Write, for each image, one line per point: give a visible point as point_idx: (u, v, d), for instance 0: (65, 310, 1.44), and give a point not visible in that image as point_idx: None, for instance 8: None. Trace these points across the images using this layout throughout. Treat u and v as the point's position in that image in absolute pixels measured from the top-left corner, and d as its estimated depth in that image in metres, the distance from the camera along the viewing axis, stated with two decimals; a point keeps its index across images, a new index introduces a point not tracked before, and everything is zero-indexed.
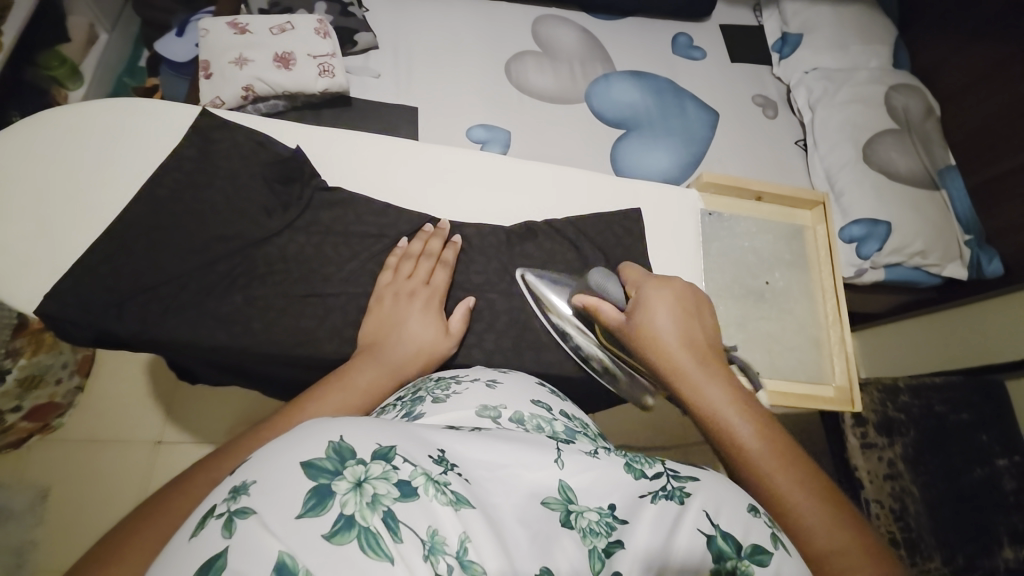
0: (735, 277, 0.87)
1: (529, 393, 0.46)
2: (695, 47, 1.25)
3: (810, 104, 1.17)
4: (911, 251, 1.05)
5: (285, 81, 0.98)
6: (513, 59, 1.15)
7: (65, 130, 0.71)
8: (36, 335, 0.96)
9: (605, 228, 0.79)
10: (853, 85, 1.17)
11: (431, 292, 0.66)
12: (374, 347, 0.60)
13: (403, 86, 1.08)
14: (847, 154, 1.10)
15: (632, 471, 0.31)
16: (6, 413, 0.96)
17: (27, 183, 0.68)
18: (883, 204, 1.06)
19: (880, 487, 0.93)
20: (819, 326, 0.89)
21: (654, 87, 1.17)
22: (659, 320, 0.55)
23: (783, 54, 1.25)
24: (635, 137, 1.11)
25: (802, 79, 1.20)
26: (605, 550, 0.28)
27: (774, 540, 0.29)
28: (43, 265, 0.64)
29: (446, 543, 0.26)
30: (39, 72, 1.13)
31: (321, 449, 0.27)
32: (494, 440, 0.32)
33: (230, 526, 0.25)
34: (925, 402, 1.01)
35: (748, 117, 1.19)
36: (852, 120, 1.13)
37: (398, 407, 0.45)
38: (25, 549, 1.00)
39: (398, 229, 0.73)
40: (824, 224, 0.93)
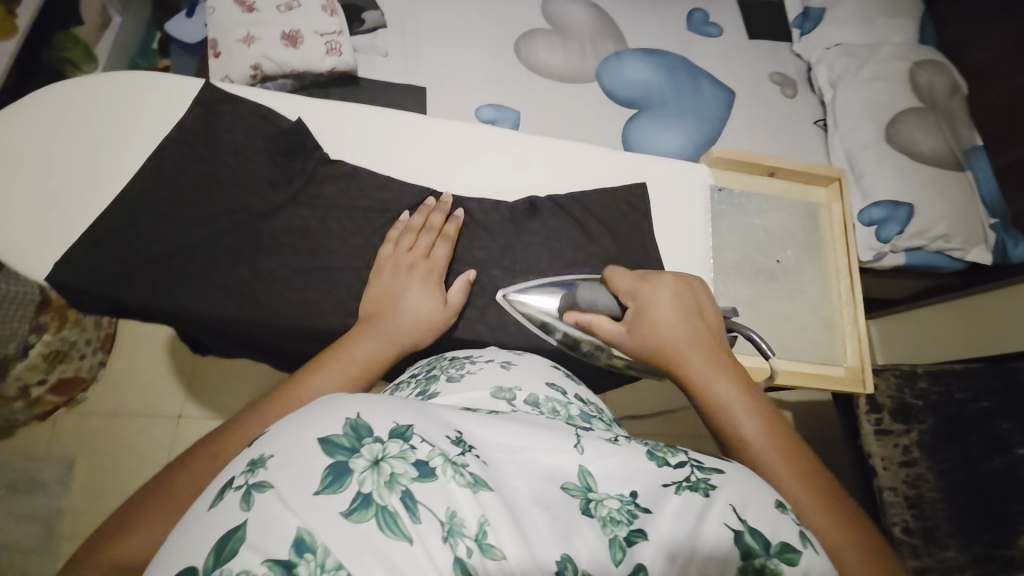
0: (745, 255, 0.86)
1: (542, 375, 0.45)
2: (710, 23, 1.21)
3: (831, 82, 1.13)
4: (934, 234, 1.02)
5: (292, 60, 0.97)
6: (524, 37, 1.12)
7: (71, 101, 0.70)
8: (61, 312, 0.99)
9: (610, 205, 0.78)
10: (876, 61, 1.13)
11: (431, 264, 0.66)
12: (375, 314, 0.60)
13: (411, 64, 1.06)
14: (869, 135, 1.06)
15: (655, 459, 0.31)
16: (32, 385, 1.00)
17: (35, 156, 0.67)
18: (906, 185, 1.03)
19: (896, 475, 0.93)
20: (831, 306, 0.88)
21: (667, 65, 1.13)
22: (663, 321, 0.53)
23: (805, 29, 1.20)
24: (647, 117, 1.08)
25: (823, 56, 1.16)
26: (627, 540, 0.28)
27: (804, 539, 0.28)
28: (59, 234, 0.64)
29: (464, 526, 0.26)
30: (54, 55, 1.12)
31: (338, 424, 0.27)
32: (514, 424, 0.32)
33: (248, 499, 0.26)
34: (943, 388, 0.98)
35: (765, 95, 1.15)
36: (875, 99, 1.09)
37: (413, 385, 0.45)
38: (55, 517, 1.04)
39: (403, 204, 0.72)
40: (840, 202, 0.90)
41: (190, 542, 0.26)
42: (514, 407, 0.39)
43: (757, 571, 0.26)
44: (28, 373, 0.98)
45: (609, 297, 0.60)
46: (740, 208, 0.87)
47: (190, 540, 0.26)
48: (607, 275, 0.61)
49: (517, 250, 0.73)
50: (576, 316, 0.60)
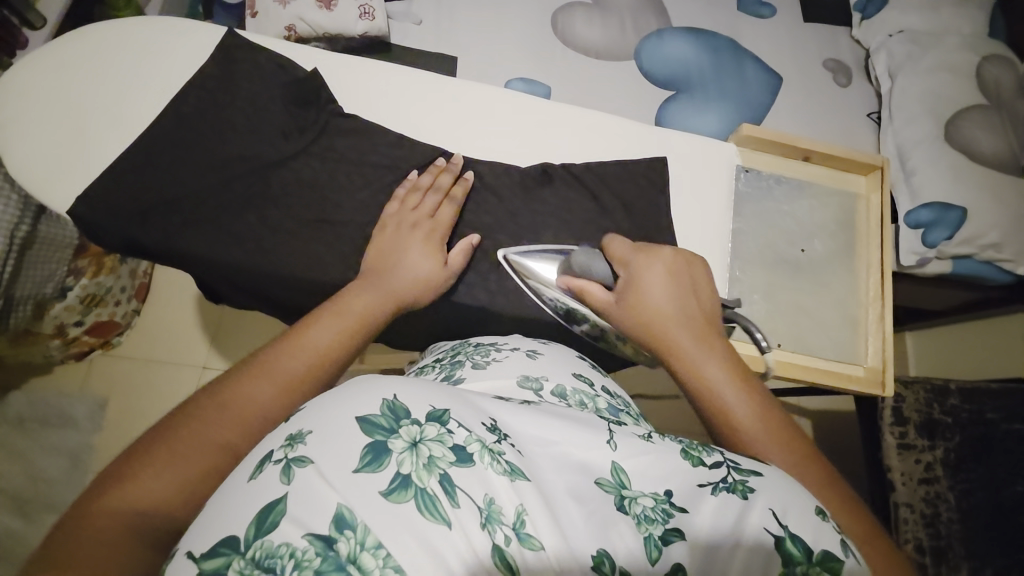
0: (768, 243, 0.83)
1: (569, 365, 0.46)
2: (763, 3, 1.15)
3: (890, 71, 1.08)
4: (984, 242, 0.98)
5: (326, 23, 0.96)
6: (563, 9, 1.08)
7: (102, 44, 0.71)
8: (99, 258, 1.01)
9: (628, 178, 0.76)
10: (940, 52, 1.06)
11: (434, 225, 0.65)
12: (374, 270, 0.60)
13: (444, 33, 1.03)
14: (925, 130, 1.01)
15: (689, 458, 0.32)
16: (70, 326, 1.03)
17: (67, 97, 0.68)
18: (958, 187, 0.98)
19: (913, 491, 0.91)
20: (858, 304, 0.84)
21: (711, 45, 1.09)
22: (652, 295, 0.54)
23: (867, 14, 1.13)
24: (684, 99, 1.04)
25: (885, 42, 1.10)
26: (662, 538, 0.28)
27: (845, 548, 0.28)
28: (86, 171, 0.65)
29: (502, 514, 0.27)
30: (106, 13, 1.09)
31: (376, 405, 0.29)
32: (546, 417, 0.33)
33: (288, 473, 0.27)
34: (975, 407, 0.96)
35: (814, 82, 1.10)
36: (936, 90, 1.03)
37: (438, 369, 0.46)
38: (84, 451, 1.10)
39: (413, 162, 0.71)
40: (879, 193, 0.87)
41: (230, 511, 0.26)
42: (541, 398, 0.39)
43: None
44: (66, 314, 1.01)
45: (603, 263, 0.60)
46: (785, 199, 0.85)
47: (229, 508, 0.26)
48: (604, 242, 0.61)
49: (521, 218, 0.71)
50: (568, 280, 0.60)
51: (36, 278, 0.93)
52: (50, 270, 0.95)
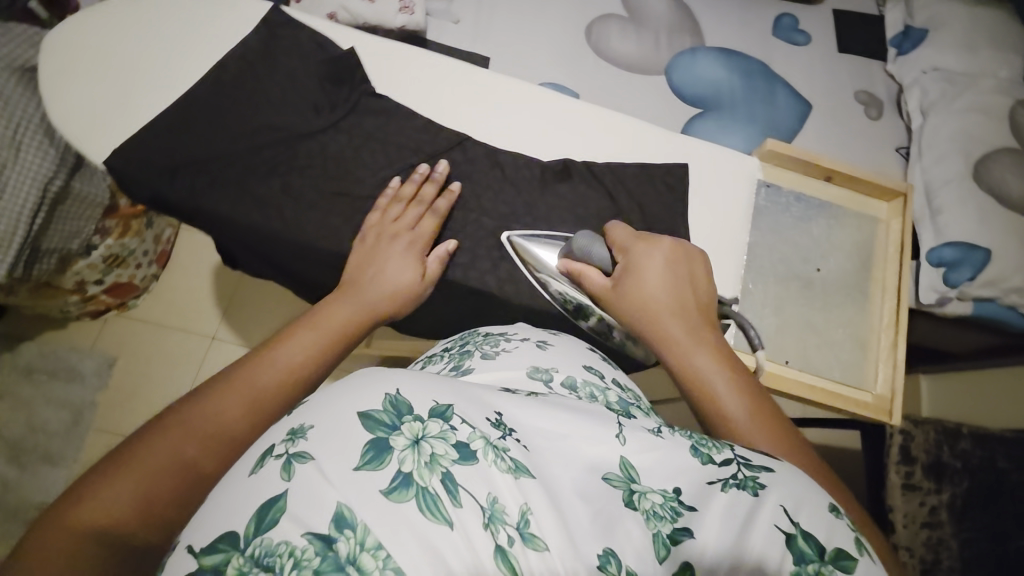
0: (783, 258, 0.83)
1: (579, 356, 0.45)
2: (799, 30, 1.15)
3: (921, 108, 1.07)
4: (1008, 286, 0.96)
5: (366, 13, 0.96)
6: (599, 20, 1.09)
7: (151, 10, 0.73)
8: (127, 220, 1.03)
9: (646, 181, 0.74)
10: (975, 93, 1.06)
11: (416, 236, 0.63)
12: (350, 282, 0.58)
13: (480, 33, 1.05)
14: (954, 169, 1.01)
15: (699, 455, 0.31)
16: (89, 284, 1.05)
17: (110, 55, 0.70)
18: (984, 228, 0.97)
19: (914, 534, 0.89)
20: (869, 328, 0.83)
21: (742, 67, 1.09)
22: (652, 284, 0.54)
23: (903, 50, 1.13)
24: (711, 118, 1.04)
25: (919, 79, 1.09)
26: (671, 537, 0.28)
27: (860, 546, 0.28)
28: (121, 127, 0.67)
29: (506, 513, 0.27)
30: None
31: (378, 401, 0.28)
32: (554, 409, 0.32)
33: (288, 469, 0.26)
34: (987, 453, 0.94)
35: (844, 113, 1.09)
36: (967, 130, 1.03)
37: (446, 359, 0.46)
38: (86, 407, 1.11)
39: (436, 146, 0.71)
40: (900, 219, 0.86)
41: (230, 502, 0.26)
42: (551, 389, 0.39)
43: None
44: (88, 271, 1.03)
45: (603, 247, 0.60)
46: (802, 228, 0.85)
47: (229, 502, 0.26)
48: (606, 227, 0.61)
49: (538, 210, 0.70)
50: (567, 262, 0.61)
51: (63, 233, 0.92)
52: (77, 227, 0.95)
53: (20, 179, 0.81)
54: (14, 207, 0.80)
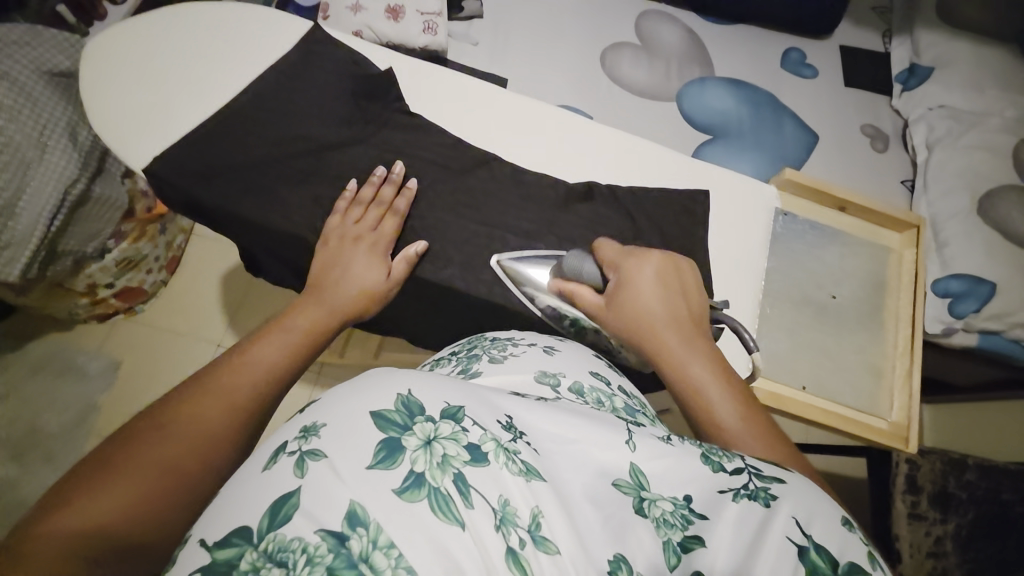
0: (798, 286, 0.84)
1: (586, 363, 0.46)
2: (807, 64, 1.19)
3: (928, 143, 1.10)
4: (1014, 321, 0.97)
5: (391, 32, 1.01)
6: (612, 48, 1.13)
7: (189, 23, 0.77)
8: (142, 225, 1.07)
9: (663, 208, 0.75)
10: (981, 130, 1.08)
11: (377, 238, 0.64)
12: (314, 287, 0.59)
13: (501, 56, 1.09)
14: (959, 204, 1.03)
15: (710, 463, 0.31)
16: (101, 288, 1.08)
17: (147, 63, 0.73)
18: (991, 262, 0.98)
19: (920, 563, 0.88)
20: (884, 355, 0.84)
21: (751, 98, 1.12)
22: (646, 296, 0.55)
23: (908, 86, 1.16)
24: (720, 145, 1.06)
25: (925, 115, 1.12)
26: (682, 545, 0.28)
27: (872, 560, 0.28)
28: (159, 134, 0.69)
29: (517, 516, 0.27)
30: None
31: (390, 400, 0.29)
32: (563, 414, 0.33)
33: (302, 466, 0.27)
34: (990, 482, 0.92)
35: (851, 146, 1.12)
36: (973, 167, 1.05)
37: (454, 361, 0.46)
38: (87, 409, 1.12)
39: (461, 163, 0.73)
40: (913, 250, 0.88)
41: (244, 498, 0.27)
42: (559, 393, 0.40)
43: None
44: (100, 274, 1.05)
45: (593, 266, 0.61)
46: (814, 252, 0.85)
47: (243, 497, 0.27)
48: (595, 245, 0.62)
49: (554, 229, 0.71)
50: (560, 283, 0.62)
51: (83, 233, 0.96)
52: (97, 229, 0.98)
53: (42, 180, 0.85)
54: (34, 208, 0.84)
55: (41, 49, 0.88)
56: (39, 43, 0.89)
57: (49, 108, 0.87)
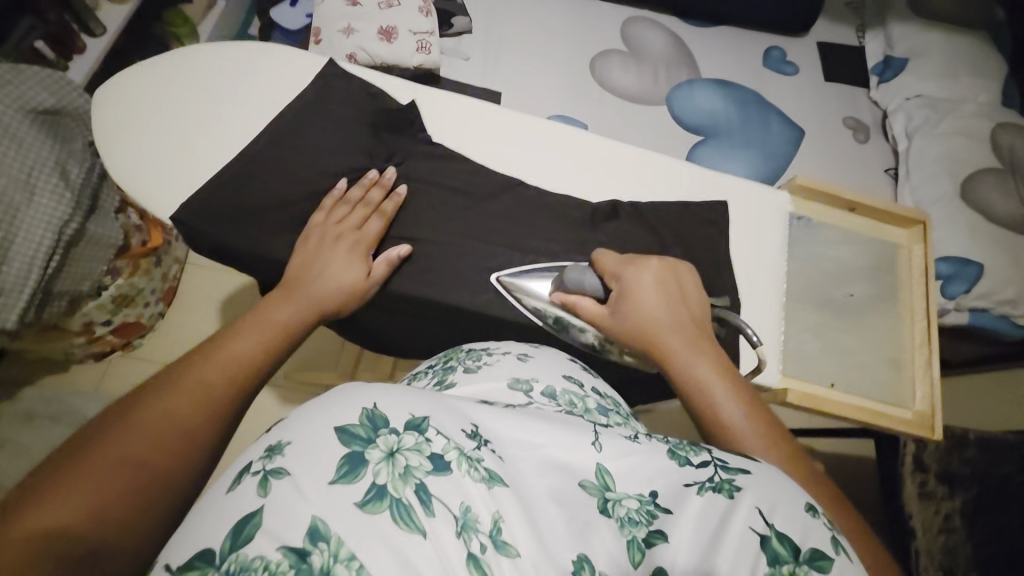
0: (817, 286, 0.82)
1: (559, 366, 0.45)
2: (788, 62, 1.20)
3: (907, 132, 1.11)
4: (1001, 298, 0.98)
5: (384, 53, 1.00)
6: (600, 56, 1.14)
7: (183, 58, 0.78)
8: (137, 260, 1.04)
9: (686, 220, 0.75)
10: (957, 117, 1.10)
11: (360, 236, 0.64)
12: (291, 282, 0.58)
13: (492, 70, 1.10)
14: (943, 188, 1.04)
15: (676, 458, 0.31)
16: (98, 325, 1.06)
17: (142, 100, 0.74)
18: (977, 244, 1.00)
19: (932, 539, 0.87)
20: (904, 347, 0.84)
21: (737, 97, 1.13)
22: (649, 303, 0.55)
23: (884, 77, 1.18)
24: (712, 145, 1.08)
25: (903, 105, 1.13)
26: (645, 540, 0.28)
27: (836, 545, 0.28)
28: (182, 182, 0.70)
29: (479, 521, 0.27)
30: (164, 28, 1.20)
31: (355, 415, 0.28)
32: (529, 419, 0.32)
33: (265, 485, 0.27)
34: (989, 456, 0.91)
35: (833, 139, 1.13)
36: (952, 153, 1.06)
37: (429, 375, 0.46)
38: None
39: (486, 188, 0.73)
40: (921, 245, 0.87)
41: (208, 522, 0.27)
42: (531, 399, 0.39)
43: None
44: (96, 312, 1.03)
45: (595, 277, 0.61)
46: (816, 236, 0.84)
47: (208, 519, 0.27)
48: (594, 258, 0.61)
49: (540, 232, 0.71)
50: (560, 295, 0.62)
51: (76, 275, 0.91)
52: (89, 268, 0.93)
53: (33, 223, 0.78)
54: (25, 255, 0.77)
55: (24, 86, 0.81)
56: (21, 80, 0.81)
57: (35, 149, 0.79)
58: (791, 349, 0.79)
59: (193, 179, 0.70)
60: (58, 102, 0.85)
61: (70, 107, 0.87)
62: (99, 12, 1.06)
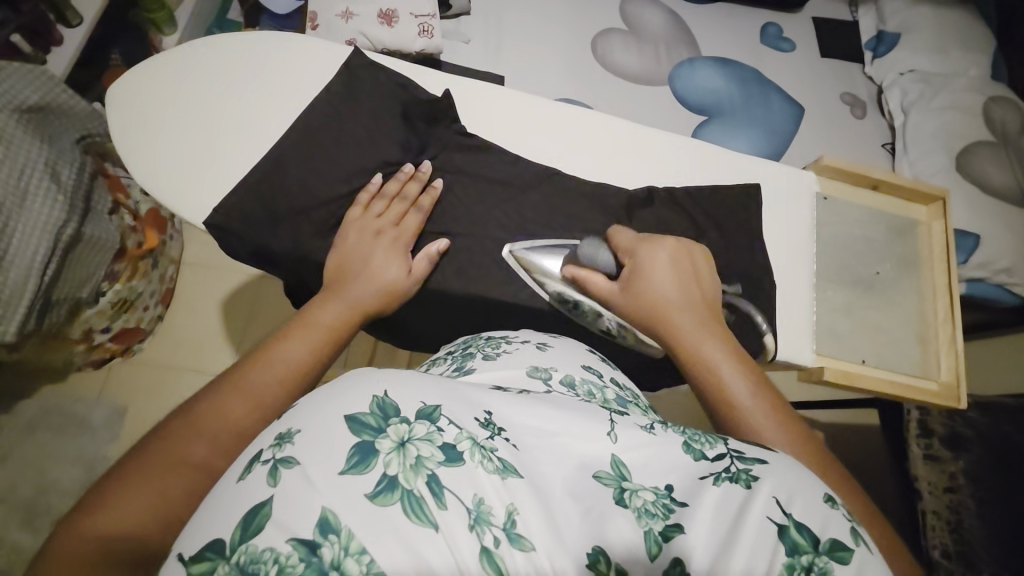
0: (844, 263, 0.82)
1: (578, 357, 0.44)
2: (784, 39, 1.18)
3: (903, 107, 1.10)
4: (996, 267, 1.00)
5: (387, 37, 0.97)
6: (601, 36, 1.11)
7: (201, 48, 0.73)
8: (134, 262, 1.00)
9: (723, 204, 0.74)
10: (951, 91, 1.09)
11: (398, 233, 0.62)
12: (335, 281, 0.58)
13: (493, 53, 1.07)
14: (939, 162, 1.04)
15: (691, 451, 0.31)
16: (97, 332, 1.01)
17: (161, 95, 0.70)
18: (973, 214, 1.01)
19: (940, 498, 0.88)
20: (925, 323, 0.84)
21: (738, 76, 1.12)
22: (661, 280, 0.54)
23: (878, 53, 1.17)
24: (716, 126, 1.07)
25: (897, 81, 1.12)
26: (662, 534, 0.27)
27: (855, 536, 0.27)
28: (211, 183, 0.67)
29: (492, 514, 0.26)
30: (140, 14, 1.16)
31: (365, 403, 0.27)
32: (545, 407, 0.32)
33: (275, 474, 0.26)
34: (989, 419, 0.93)
35: (832, 115, 1.12)
36: (948, 127, 1.06)
37: (449, 360, 0.45)
38: (97, 463, 1.07)
39: (524, 180, 0.70)
40: (941, 221, 0.86)
41: (218, 511, 0.26)
42: (550, 387, 0.38)
43: (805, 569, 0.26)
44: (96, 318, 0.98)
45: (608, 254, 0.60)
46: (839, 216, 0.83)
47: (217, 510, 0.26)
48: (608, 234, 0.61)
49: (558, 214, 0.69)
50: (571, 270, 0.61)
51: (75, 279, 0.86)
52: (87, 273, 0.88)
53: (27, 228, 0.71)
54: (22, 263, 0.71)
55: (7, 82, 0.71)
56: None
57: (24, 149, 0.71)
58: (823, 329, 0.79)
59: (209, 176, 0.67)
60: (42, 97, 0.75)
61: (55, 102, 0.77)
62: None
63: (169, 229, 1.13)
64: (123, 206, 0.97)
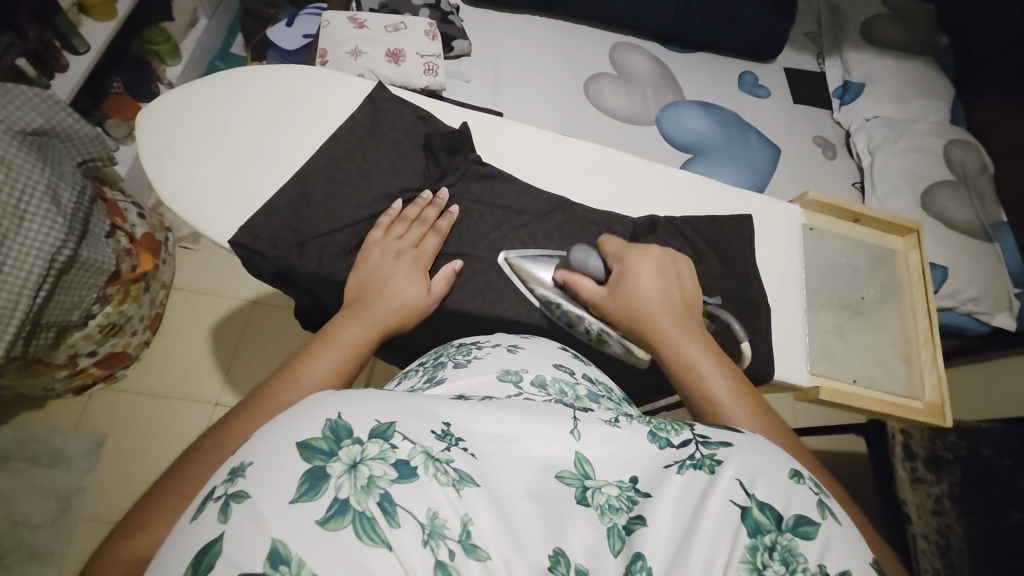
0: (835, 289, 0.84)
1: (549, 356, 0.44)
2: (760, 85, 1.26)
3: (869, 149, 1.17)
4: (964, 297, 1.06)
5: (392, 74, 1.02)
6: (592, 80, 1.18)
7: (213, 80, 0.76)
8: (126, 286, 0.98)
9: (717, 231, 0.77)
10: (913, 135, 1.17)
11: (419, 254, 0.63)
12: (356, 301, 0.57)
13: (490, 91, 1.12)
14: (904, 201, 1.10)
15: (655, 441, 0.31)
16: (82, 356, 0.98)
17: (172, 124, 0.72)
18: (941, 248, 1.06)
19: (928, 523, 0.89)
20: (908, 344, 0.86)
21: (720, 118, 1.19)
22: (646, 284, 0.56)
23: (844, 100, 1.24)
24: (700, 162, 1.12)
25: (863, 125, 1.20)
26: (625, 527, 0.28)
27: (820, 509, 0.28)
28: (237, 208, 0.68)
29: (447, 527, 0.26)
30: (144, 46, 1.21)
31: (318, 428, 0.27)
32: (504, 413, 0.31)
33: (225, 511, 0.26)
34: (967, 441, 0.94)
35: (805, 155, 1.19)
36: (911, 168, 1.13)
37: (420, 372, 0.44)
38: (71, 495, 1.02)
39: (538, 208, 0.73)
40: (917, 251, 0.90)
41: (173, 553, 0.26)
42: (521, 389, 0.38)
43: (768, 547, 0.26)
44: (83, 342, 0.95)
45: (599, 259, 0.62)
46: (829, 245, 0.86)
47: (173, 550, 0.26)
48: (598, 241, 0.63)
49: (550, 237, 0.71)
50: (563, 273, 0.63)
51: (66, 304, 0.82)
52: (79, 297, 0.84)
53: (23, 251, 0.69)
54: (15, 283, 0.68)
55: (10, 107, 0.71)
56: (7, 99, 0.72)
57: (27, 173, 0.70)
58: (817, 349, 0.80)
59: (215, 200, 0.68)
60: (46, 122, 0.75)
61: (60, 127, 0.77)
62: (81, 29, 1.07)
63: (163, 254, 1.13)
64: (120, 229, 0.96)
